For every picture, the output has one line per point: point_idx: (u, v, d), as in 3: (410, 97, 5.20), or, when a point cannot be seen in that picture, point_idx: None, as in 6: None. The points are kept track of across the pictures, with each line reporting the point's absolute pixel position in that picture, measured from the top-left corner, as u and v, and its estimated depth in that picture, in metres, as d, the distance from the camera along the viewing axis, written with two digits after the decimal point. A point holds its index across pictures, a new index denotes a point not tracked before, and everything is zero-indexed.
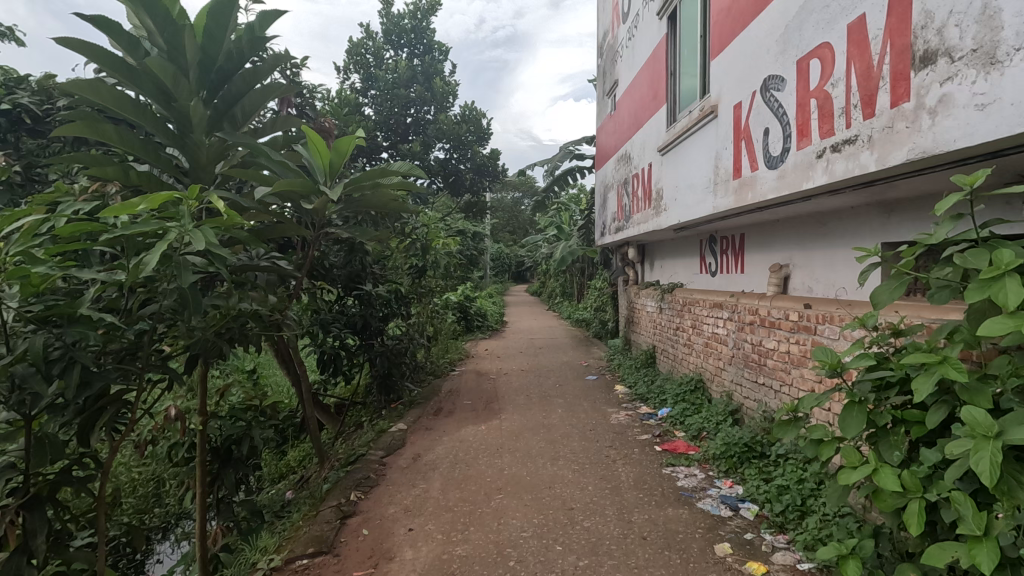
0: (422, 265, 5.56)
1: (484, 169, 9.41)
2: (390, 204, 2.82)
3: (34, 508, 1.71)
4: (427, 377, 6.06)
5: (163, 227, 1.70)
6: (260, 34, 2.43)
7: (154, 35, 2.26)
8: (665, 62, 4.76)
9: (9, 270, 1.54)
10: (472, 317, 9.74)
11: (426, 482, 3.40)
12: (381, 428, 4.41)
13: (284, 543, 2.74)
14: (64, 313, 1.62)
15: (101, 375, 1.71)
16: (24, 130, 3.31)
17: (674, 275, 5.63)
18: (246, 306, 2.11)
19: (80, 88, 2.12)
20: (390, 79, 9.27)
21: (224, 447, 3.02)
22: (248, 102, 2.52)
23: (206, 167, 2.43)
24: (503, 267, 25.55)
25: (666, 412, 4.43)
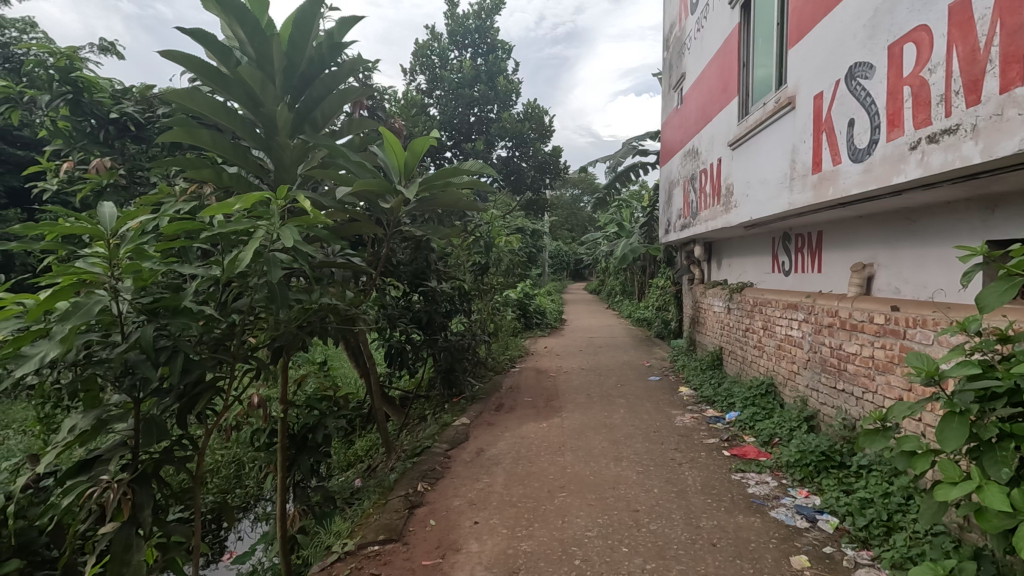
0: (484, 263, 5.62)
1: (545, 167, 9.38)
2: (458, 202, 2.88)
3: (142, 483, 1.87)
4: (489, 373, 6.12)
5: (253, 226, 1.82)
6: (339, 41, 2.54)
7: (245, 45, 2.41)
8: (737, 53, 4.57)
9: (123, 265, 1.69)
10: (532, 314, 9.76)
11: (489, 476, 3.45)
12: (445, 422, 4.50)
13: (357, 529, 2.86)
14: (169, 305, 1.76)
15: (201, 363, 1.86)
16: (128, 137, 3.62)
17: (743, 274, 5.42)
18: (327, 301, 2.21)
19: (180, 96, 2.29)
20: (454, 79, 9.40)
21: (300, 434, 3.17)
22: (328, 106, 2.63)
23: (289, 168, 2.54)
24: (561, 264, 25.41)
25: (735, 416, 4.27)
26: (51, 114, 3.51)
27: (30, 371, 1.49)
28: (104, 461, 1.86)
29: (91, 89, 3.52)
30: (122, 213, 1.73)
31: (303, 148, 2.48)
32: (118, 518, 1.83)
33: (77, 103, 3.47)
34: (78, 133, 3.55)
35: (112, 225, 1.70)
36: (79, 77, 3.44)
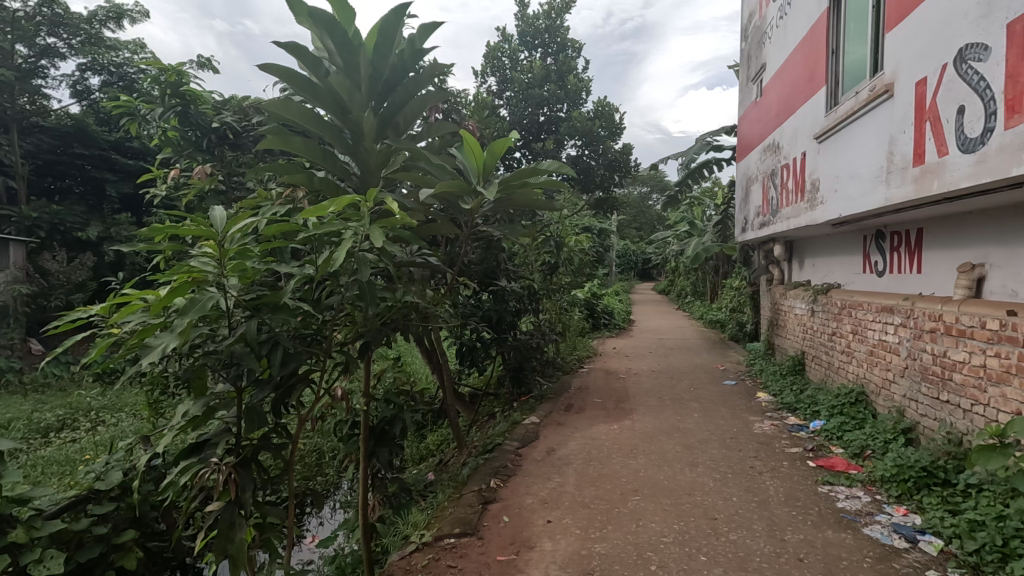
0: (554, 262, 5.61)
1: (616, 165, 8.79)
2: (534, 202, 2.89)
3: (244, 467, 2.01)
4: (557, 373, 6.11)
5: (345, 227, 1.91)
6: (420, 47, 2.61)
7: (334, 56, 2.54)
8: (825, 39, 4.29)
9: (231, 264, 1.83)
10: (600, 314, 9.65)
11: (560, 476, 3.44)
12: (515, 420, 4.53)
13: (433, 521, 2.93)
14: (270, 301, 1.90)
15: (297, 356, 1.98)
16: (228, 145, 3.92)
17: (829, 275, 5.10)
18: (409, 299, 2.29)
19: (276, 107, 2.44)
20: (523, 80, 8.95)
21: (379, 427, 3.29)
22: (409, 111, 2.71)
23: (374, 171, 2.64)
24: (629, 264, 24.89)
25: (820, 425, 4.02)
26: (163, 124, 3.83)
27: (155, 360, 1.67)
28: (213, 445, 2.04)
29: (197, 101, 3.80)
30: (231, 216, 1.86)
31: (386, 152, 2.57)
32: (223, 498, 1.98)
33: (185, 114, 3.76)
34: (185, 141, 3.85)
35: (222, 227, 1.84)
36: (188, 90, 3.71)
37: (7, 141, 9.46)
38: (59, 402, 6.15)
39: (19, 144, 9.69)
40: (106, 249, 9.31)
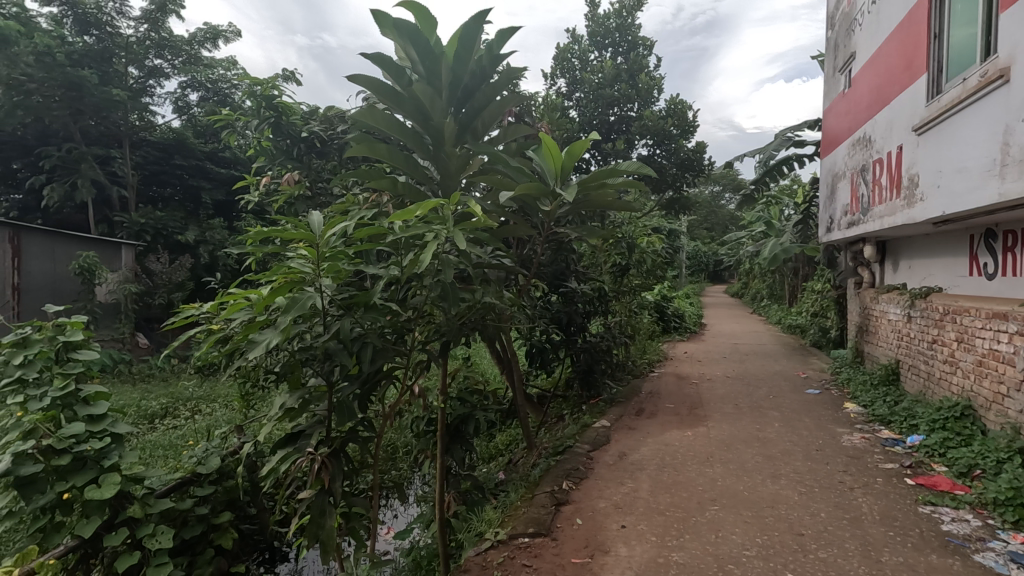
0: (625, 264, 5.52)
1: (689, 164, 8.48)
2: (611, 203, 2.86)
3: (334, 459, 2.11)
4: (627, 376, 6.00)
5: (430, 230, 1.97)
6: (498, 51, 2.65)
7: (417, 64, 2.63)
8: (926, 24, 3.97)
9: (327, 266, 1.94)
10: (670, 317, 9.40)
11: (634, 481, 3.38)
12: (585, 423, 4.49)
13: (506, 519, 2.97)
14: (361, 301, 2.00)
15: (384, 354, 2.07)
16: (315, 153, 4.13)
17: (929, 278, 4.72)
18: (488, 300, 2.33)
19: (363, 115, 2.56)
20: (595, 80, 8.62)
21: (454, 424, 3.36)
22: (488, 115, 2.76)
23: (453, 176, 2.71)
24: (698, 265, 24.15)
25: (919, 440, 3.73)
26: (259, 136, 4.10)
27: (260, 356, 1.80)
28: (307, 436, 2.17)
29: (288, 113, 4.05)
30: (327, 219, 1.95)
31: (466, 157, 2.64)
32: (315, 486, 2.11)
33: (277, 125, 4.00)
34: (279, 151, 4.10)
35: (319, 231, 1.94)
36: (280, 103, 3.96)
37: (121, 154, 10.49)
38: (163, 391, 6.74)
39: (130, 156, 10.72)
40: (202, 251, 10.11)
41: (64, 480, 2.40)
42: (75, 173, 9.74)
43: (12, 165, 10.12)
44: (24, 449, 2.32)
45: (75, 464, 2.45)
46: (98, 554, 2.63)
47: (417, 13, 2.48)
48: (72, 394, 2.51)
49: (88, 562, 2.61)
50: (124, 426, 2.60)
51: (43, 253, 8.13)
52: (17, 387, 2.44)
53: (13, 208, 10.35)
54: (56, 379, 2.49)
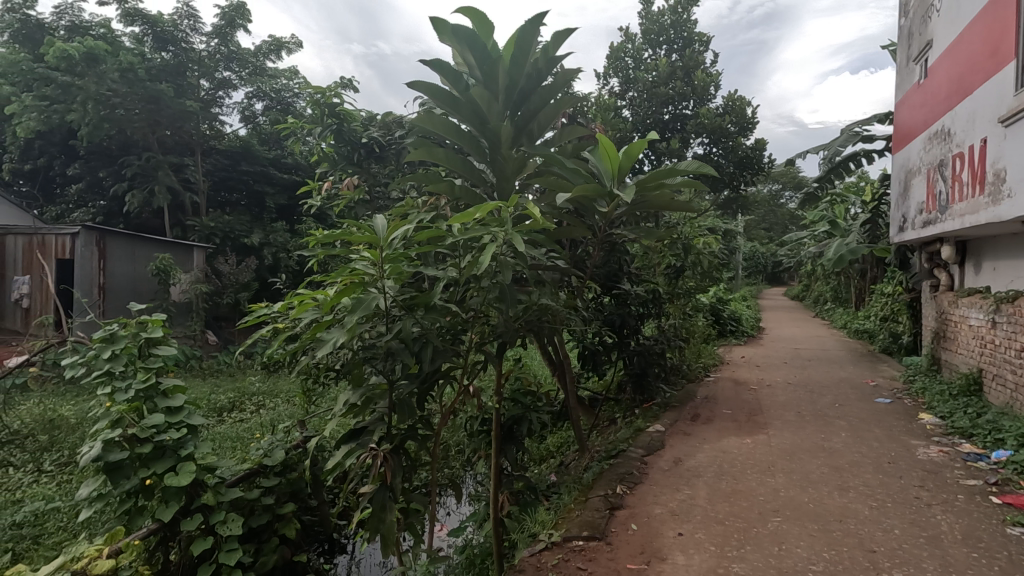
0: (680, 266, 5.40)
1: (748, 163, 8.18)
2: (670, 204, 2.80)
3: (395, 455, 2.17)
4: (681, 380, 5.86)
5: (488, 232, 2.00)
6: (554, 54, 2.65)
7: (474, 69, 2.66)
8: (1014, 6, 3.68)
9: (390, 268, 2.00)
10: (725, 320, 9.12)
11: (690, 488, 3.30)
12: (638, 427, 4.41)
13: (560, 521, 2.96)
14: (422, 302, 2.05)
15: (443, 354, 2.11)
16: (374, 158, 4.26)
17: (1017, 280, 4.37)
18: (545, 302, 2.35)
19: (422, 121, 2.61)
20: (649, 78, 8.44)
21: (507, 425, 3.38)
22: (544, 117, 2.77)
23: (509, 179, 2.73)
24: (755, 266, 23.34)
25: (1006, 456, 3.45)
26: (322, 142, 4.27)
27: (327, 353, 1.88)
28: (369, 432, 2.24)
29: (349, 120, 4.20)
30: (391, 221, 2.01)
31: (523, 159, 2.65)
32: (376, 482, 2.18)
33: (340, 132, 4.16)
34: (340, 157, 4.26)
35: (383, 233, 2.00)
36: (341, 110, 4.11)
37: (194, 162, 11.15)
38: (230, 386, 7.10)
39: (201, 164, 11.37)
40: (266, 253, 10.61)
41: (147, 467, 2.58)
42: (153, 180, 10.42)
43: (99, 174, 10.92)
44: (113, 436, 2.51)
45: (156, 452, 2.63)
46: (176, 537, 2.79)
47: (475, 18, 2.51)
48: (153, 386, 2.71)
49: (167, 544, 2.78)
50: (198, 417, 2.76)
51: (125, 255, 8.74)
52: (105, 379, 2.65)
53: (99, 213, 11.17)
54: (140, 372, 2.70)
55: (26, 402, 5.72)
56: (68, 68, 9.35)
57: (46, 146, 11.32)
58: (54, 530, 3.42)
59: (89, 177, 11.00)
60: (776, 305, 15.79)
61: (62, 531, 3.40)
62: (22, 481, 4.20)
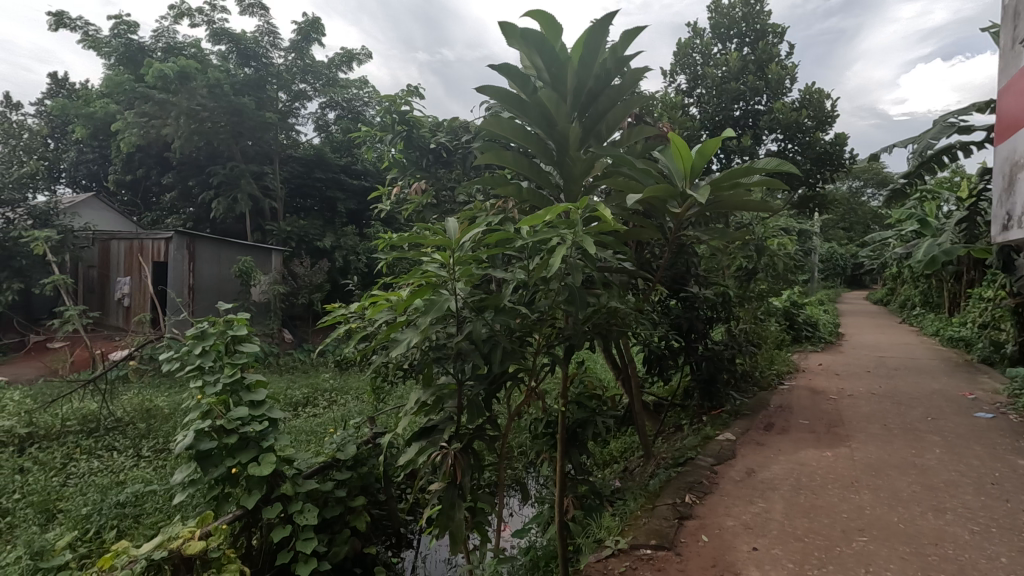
0: (752, 268, 5.17)
1: (826, 159, 7.56)
2: (747, 204, 2.68)
3: (464, 454, 2.21)
4: (753, 388, 5.61)
5: (558, 234, 1.99)
6: (623, 54, 2.62)
7: (542, 72, 2.66)
8: None
9: (462, 270, 2.04)
10: (801, 326, 8.66)
11: (765, 501, 3.15)
12: (707, 435, 4.26)
13: (627, 528, 2.90)
14: (492, 304, 2.08)
15: (512, 356, 2.12)
16: (441, 163, 4.35)
17: None
18: (613, 304, 2.32)
19: (491, 124, 2.63)
20: (718, 74, 8.12)
21: (572, 428, 3.35)
22: (612, 118, 2.74)
23: (577, 180, 2.71)
24: (833, 267, 22.03)
25: None
26: (392, 150, 4.43)
27: (401, 353, 1.94)
28: (440, 430, 2.28)
29: (418, 127, 4.33)
30: (462, 224, 2.05)
31: (591, 161, 2.63)
32: (446, 480, 2.22)
33: (409, 138, 4.30)
34: (409, 162, 4.39)
35: (455, 235, 2.04)
36: (411, 118, 4.25)
37: (272, 170, 11.82)
38: (305, 382, 7.47)
39: (279, 172, 12.04)
40: (337, 255, 11.11)
41: (233, 456, 2.76)
42: (236, 188, 11.11)
43: (189, 183, 11.80)
44: (204, 426, 2.71)
45: (241, 443, 2.80)
46: (258, 523, 2.97)
47: (543, 22, 2.51)
48: (238, 380, 2.89)
49: (250, 530, 2.95)
50: (278, 411, 2.92)
51: (212, 257, 9.39)
52: (196, 373, 2.86)
53: (189, 220, 12.06)
54: (226, 368, 2.89)
55: (127, 393, 6.26)
56: (164, 86, 10.19)
57: (144, 158, 12.35)
58: (152, 511, 3.72)
59: (181, 186, 11.90)
60: (859, 305, 16.59)
61: (158, 512, 3.70)
62: (124, 465, 4.60)
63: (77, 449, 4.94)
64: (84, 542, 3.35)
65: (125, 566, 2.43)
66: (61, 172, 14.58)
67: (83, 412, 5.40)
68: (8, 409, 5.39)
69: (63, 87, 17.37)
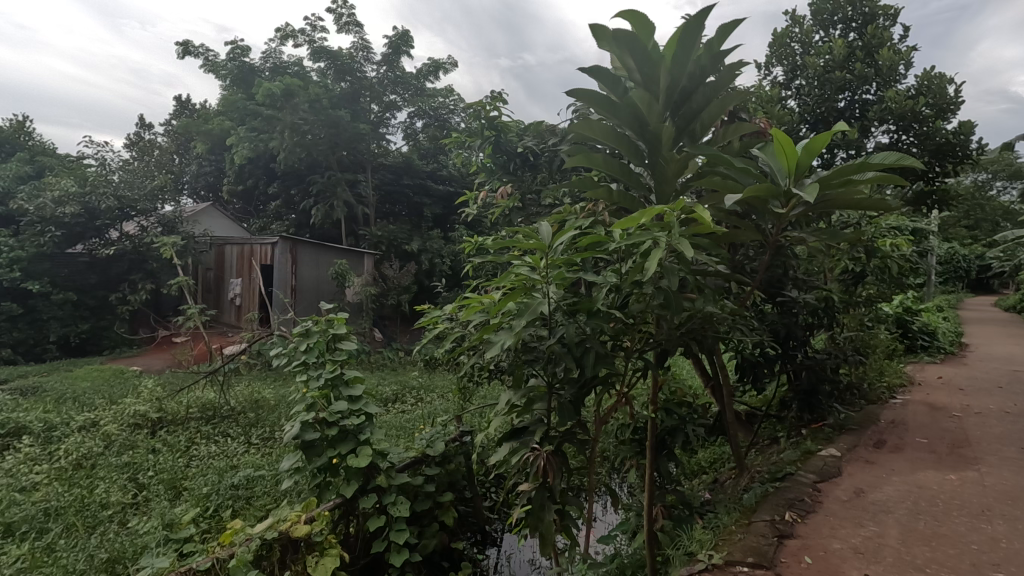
0: (859, 271, 4.76)
1: (947, 151, 6.79)
2: (860, 202, 2.49)
3: (554, 456, 2.21)
4: (860, 401, 5.18)
5: (652, 238, 1.95)
6: (720, 49, 2.52)
7: (633, 72, 2.63)
8: None
9: (556, 273, 2.05)
10: (916, 334, 7.89)
11: (878, 525, 2.89)
12: (808, 449, 3.98)
13: (721, 542, 2.77)
14: (586, 308, 2.09)
15: (605, 360, 2.11)
16: (528, 166, 4.37)
17: None
18: (709, 308, 2.24)
19: (581, 127, 2.61)
20: (821, 63, 7.57)
21: (661, 436, 3.26)
22: (707, 115, 2.63)
23: (670, 181, 2.62)
24: (952, 270, 19.93)
25: None
26: (481, 155, 4.52)
27: (496, 354, 1.98)
28: (530, 432, 2.30)
29: (505, 132, 4.39)
30: (555, 228, 2.07)
31: (685, 160, 2.54)
32: (536, 481, 2.24)
33: (497, 143, 4.38)
34: (497, 166, 4.46)
35: (549, 240, 2.06)
36: (500, 123, 4.31)
37: (365, 178, 12.48)
38: (395, 379, 7.82)
39: (371, 179, 12.71)
40: (424, 258, 11.57)
41: (333, 447, 2.93)
42: (332, 195, 11.85)
43: (292, 191, 12.74)
44: (309, 418, 2.91)
45: (341, 435, 2.98)
46: (354, 512, 3.14)
47: (635, 21, 2.47)
48: (338, 376, 3.08)
49: (348, 518, 3.13)
50: (374, 407, 3.07)
51: (312, 261, 10.07)
52: (302, 368, 3.09)
53: (291, 226, 13.00)
54: (328, 364, 3.09)
55: (240, 384, 6.86)
56: (271, 103, 11.10)
57: (253, 170, 13.47)
58: (261, 494, 4.05)
59: (285, 195, 12.88)
60: (985, 306, 16.72)
61: (267, 494, 4.03)
62: (237, 450, 5.03)
63: (198, 434, 5.48)
64: (205, 518, 3.72)
65: (242, 543, 2.67)
66: (184, 184, 16.19)
67: (203, 401, 5.98)
68: (144, 395, 6.08)
69: (186, 108, 19.37)
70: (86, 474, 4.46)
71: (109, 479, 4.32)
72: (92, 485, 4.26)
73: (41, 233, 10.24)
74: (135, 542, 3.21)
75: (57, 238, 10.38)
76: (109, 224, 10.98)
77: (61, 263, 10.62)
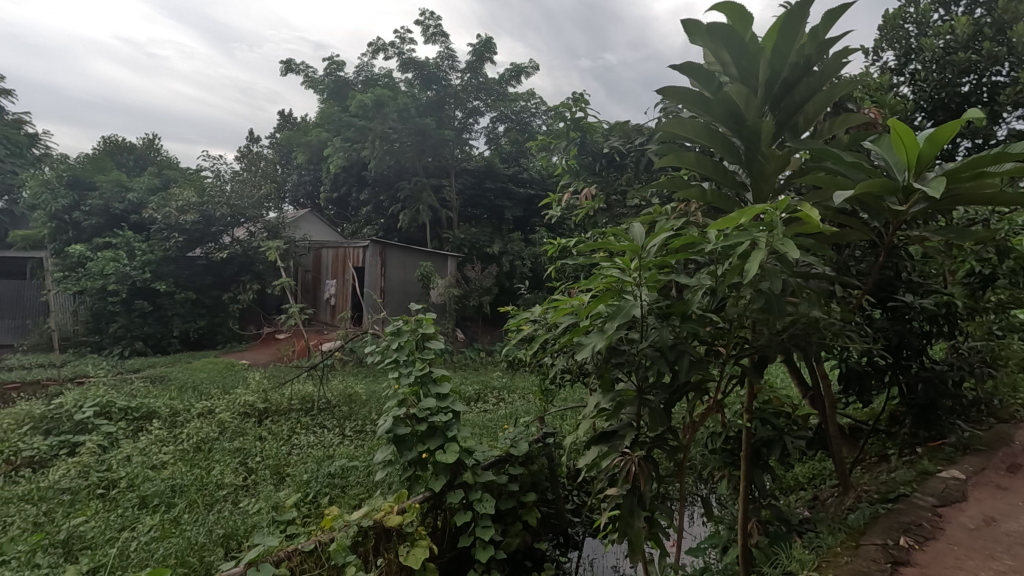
0: (989, 273, 4.25)
1: None
2: (995, 195, 2.23)
3: (645, 462, 2.16)
4: (988, 418, 4.63)
5: (752, 238, 1.86)
6: (825, 36, 2.36)
7: (729, 66, 2.52)
8: None
9: (649, 274, 2.01)
10: None
11: (1013, 559, 2.57)
12: (925, 469, 3.62)
13: (824, 564, 2.59)
14: (679, 310, 2.03)
15: (700, 365, 2.04)
16: (614, 167, 4.30)
17: None
18: (814, 312, 2.11)
19: (673, 125, 2.53)
20: (940, 43, 6.82)
21: (756, 446, 3.09)
22: (812, 107, 2.47)
23: (769, 178, 2.48)
24: None
25: None
26: (565, 156, 4.50)
27: (587, 356, 1.96)
28: (620, 436, 2.26)
29: (590, 133, 4.35)
30: (649, 229, 2.03)
31: (787, 155, 2.39)
32: (625, 486, 2.21)
33: (582, 145, 4.35)
34: (582, 167, 4.43)
35: (642, 241, 2.02)
36: (585, 123, 4.28)
37: (449, 183, 12.87)
38: (478, 379, 8.02)
39: (455, 184, 13.09)
40: (505, 260, 11.79)
41: (422, 443, 3.05)
42: (418, 200, 12.34)
43: (381, 197, 13.41)
44: (399, 414, 3.04)
45: (429, 431, 3.09)
46: (442, 506, 3.23)
47: (731, 13, 2.37)
48: (427, 374, 3.19)
49: (436, 511, 3.23)
50: (461, 405, 3.15)
51: (400, 263, 10.52)
52: (394, 365, 3.23)
53: (380, 229, 13.66)
54: (417, 362, 3.21)
55: (335, 379, 7.30)
56: (364, 114, 11.75)
57: (347, 178, 14.31)
58: (354, 483, 4.29)
59: (375, 200, 13.56)
60: None
61: (360, 483, 4.27)
62: (333, 441, 5.36)
63: (298, 424, 5.90)
64: (305, 502, 4.01)
65: (341, 528, 2.84)
66: (287, 192, 17.50)
67: (302, 393, 6.43)
68: (252, 386, 6.62)
69: (289, 121, 20.96)
70: (205, 456, 4.93)
71: (223, 462, 4.75)
72: (210, 466, 4.70)
73: (167, 238, 11.46)
74: (246, 521, 3.52)
75: (180, 243, 11.57)
76: (222, 230, 12.25)
77: (183, 266, 11.79)
